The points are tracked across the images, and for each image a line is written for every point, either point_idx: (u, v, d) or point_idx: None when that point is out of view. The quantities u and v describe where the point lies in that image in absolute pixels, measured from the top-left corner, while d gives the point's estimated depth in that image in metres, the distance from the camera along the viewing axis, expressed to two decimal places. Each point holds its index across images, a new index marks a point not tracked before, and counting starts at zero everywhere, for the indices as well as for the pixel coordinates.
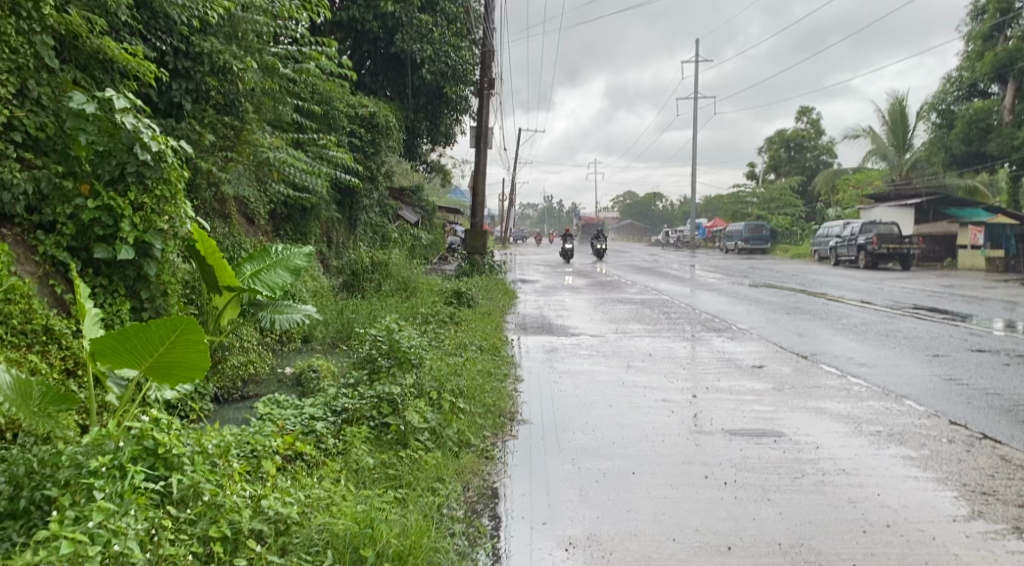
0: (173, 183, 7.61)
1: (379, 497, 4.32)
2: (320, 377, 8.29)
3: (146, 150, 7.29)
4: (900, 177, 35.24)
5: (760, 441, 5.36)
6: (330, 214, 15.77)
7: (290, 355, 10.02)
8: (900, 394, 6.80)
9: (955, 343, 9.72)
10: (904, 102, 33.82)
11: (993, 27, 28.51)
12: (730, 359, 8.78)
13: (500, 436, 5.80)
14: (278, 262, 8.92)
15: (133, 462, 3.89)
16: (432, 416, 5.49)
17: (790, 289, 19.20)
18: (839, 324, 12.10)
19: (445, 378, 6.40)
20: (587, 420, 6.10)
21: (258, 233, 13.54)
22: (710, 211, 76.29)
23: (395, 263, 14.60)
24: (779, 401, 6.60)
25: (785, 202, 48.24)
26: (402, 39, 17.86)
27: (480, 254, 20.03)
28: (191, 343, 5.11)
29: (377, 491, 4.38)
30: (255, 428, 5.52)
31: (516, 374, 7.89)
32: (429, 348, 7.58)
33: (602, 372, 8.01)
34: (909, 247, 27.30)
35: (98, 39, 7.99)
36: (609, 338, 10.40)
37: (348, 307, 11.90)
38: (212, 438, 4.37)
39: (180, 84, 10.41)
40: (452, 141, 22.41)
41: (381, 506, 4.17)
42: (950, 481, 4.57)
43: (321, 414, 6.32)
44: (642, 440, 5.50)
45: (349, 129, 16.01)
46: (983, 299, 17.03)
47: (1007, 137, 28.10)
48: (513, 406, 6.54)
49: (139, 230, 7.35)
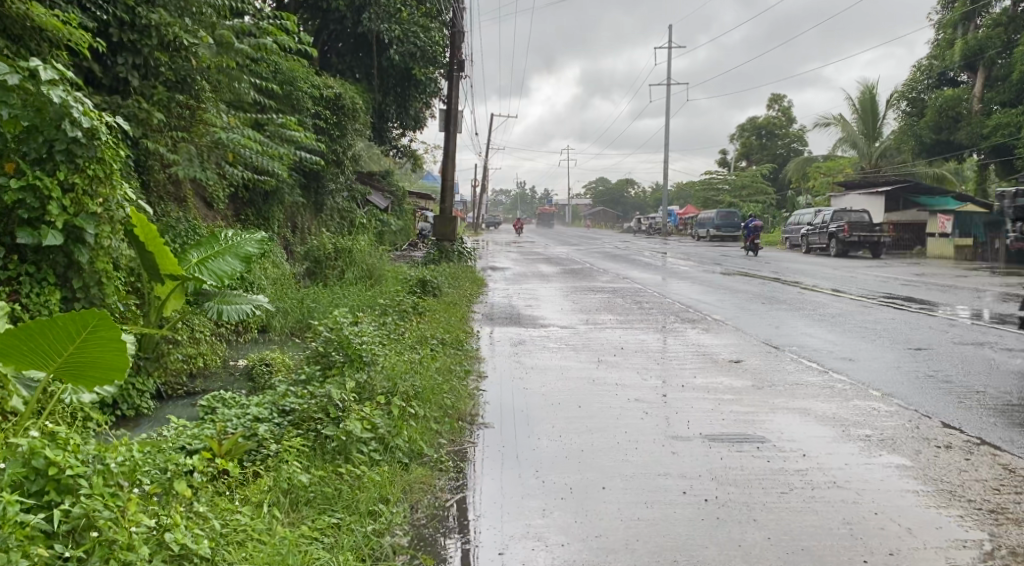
0: (108, 163, 7.03)
1: (305, 529, 3.83)
2: (271, 373, 7.81)
3: (77, 126, 6.70)
4: (870, 165, 35.15)
5: (741, 448, 4.91)
6: (293, 199, 15.14)
7: (244, 346, 9.48)
8: (887, 393, 6.35)
9: (938, 335, 9.30)
10: (874, 91, 33.53)
11: (964, 15, 28.42)
12: (706, 353, 8.34)
13: (457, 443, 5.32)
14: (226, 249, 8.40)
15: (20, 487, 3.41)
16: (381, 422, 4.98)
17: (762, 278, 18.82)
18: (815, 314, 11.71)
19: (401, 377, 5.88)
20: (556, 423, 5.62)
21: (217, 217, 13.00)
22: (683, 199, 75.97)
23: (359, 250, 13.98)
24: (759, 400, 6.14)
25: (757, 190, 47.98)
26: (369, 18, 17.28)
27: (450, 241, 19.52)
28: (107, 340, 4.54)
29: (304, 524, 3.89)
30: (183, 440, 5.03)
31: (479, 370, 7.39)
32: (386, 344, 7.13)
33: (573, 368, 7.53)
34: (880, 235, 27.20)
35: (24, 5, 7.43)
36: (580, 329, 9.94)
37: (307, 295, 11.29)
38: (120, 452, 3.85)
39: (125, 57, 9.74)
40: (422, 125, 21.76)
41: (307, 546, 3.68)
42: (954, 498, 4.13)
43: (267, 414, 5.90)
44: (613, 447, 5.03)
45: (312, 111, 15.30)
46: (956, 288, 16.78)
47: (977, 126, 27.92)
48: (473, 408, 6.06)
49: (69, 213, 6.76)
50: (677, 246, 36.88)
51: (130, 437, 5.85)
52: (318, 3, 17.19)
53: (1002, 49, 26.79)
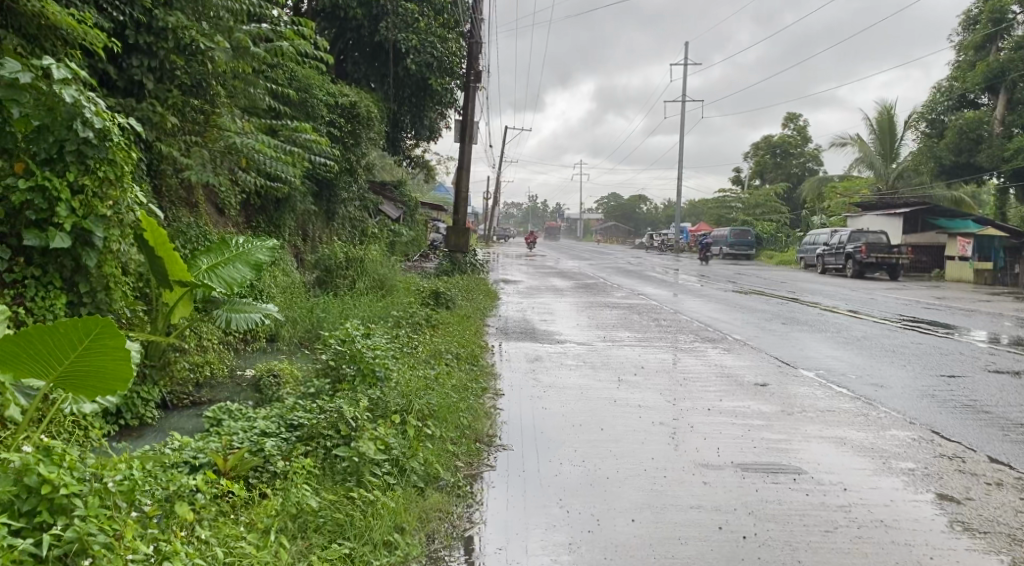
0: (120, 164, 6.83)
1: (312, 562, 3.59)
2: (279, 385, 7.58)
3: (89, 127, 6.52)
4: (887, 187, 34.50)
5: (776, 479, 4.65)
6: (306, 207, 14.97)
7: (253, 356, 9.24)
8: (925, 422, 6.05)
9: (968, 361, 8.97)
10: (892, 111, 33.20)
11: (986, 37, 28.13)
12: (730, 375, 8.05)
13: (475, 466, 5.06)
14: (237, 256, 8.18)
15: (10, 506, 3.18)
16: (395, 443, 4.72)
17: (779, 297, 18.52)
18: (837, 337, 11.42)
19: (415, 393, 5.61)
20: (577, 447, 5.36)
21: (228, 224, 12.82)
22: (694, 216, 75.71)
23: (371, 260, 13.75)
24: (790, 427, 5.86)
25: (771, 208, 47.61)
26: (386, 28, 17.14)
27: (463, 252, 19.27)
28: (110, 349, 4.30)
29: (311, 555, 3.65)
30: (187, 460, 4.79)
31: (495, 387, 7.11)
32: (399, 358, 6.92)
33: (592, 387, 7.25)
34: (898, 257, 26.80)
35: (38, 2, 7.28)
36: (597, 347, 9.67)
37: (318, 305, 11.06)
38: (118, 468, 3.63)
39: (141, 60, 9.56)
40: (437, 136, 21.55)
41: None
42: (1014, 542, 3.86)
43: (274, 429, 5.70)
44: (640, 475, 4.77)
45: (328, 119, 15.10)
46: (976, 312, 16.46)
47: (998, 148, 27.57)
48: (491, 429, 5.78)
49: (78, 215, 6.54)
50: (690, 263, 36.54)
51: (130, 450, 5.65)
52: (336, 11, 17.05)
53: None
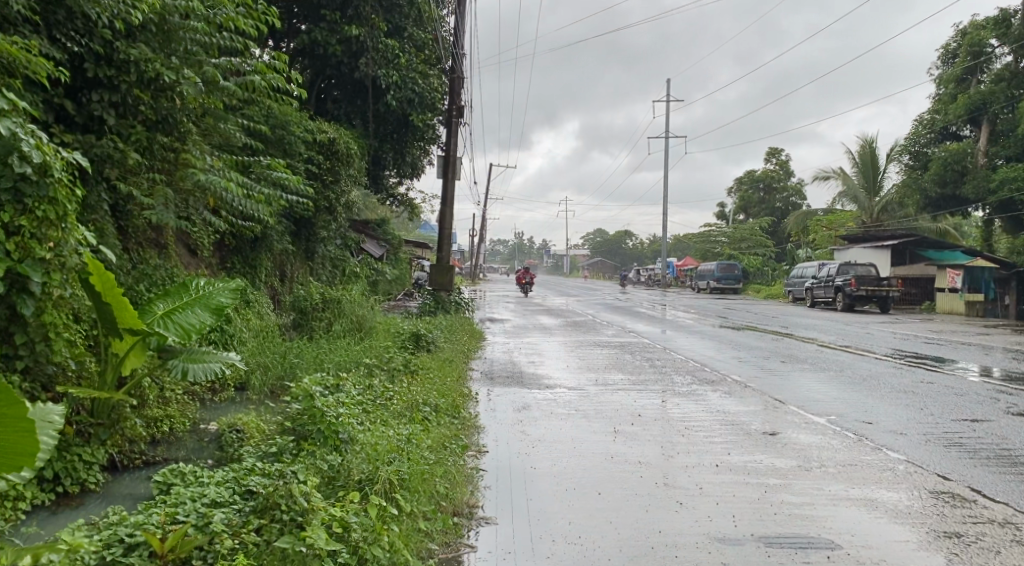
0: (64, 203, 6.11)
1: None
2: (241, 442, 6.83)
3: (27, 162, 5.85)
4: (872, 219, 34.20)
5: (808, 560, 4.09)
6: (283, 246, 14.26)
7: (218, 407, 8.45)
8: (961, 478, 5.41)
9: (987, 403, 8.32)
10: (874, 145, 32.92)
11: (966, 70, 27.96)
12: (736, 423, 7.36)
13: (449, 549, 4.46)
14: (196, 300, 7.45)
15: None
16: (354, 524, 4.17)
17: (772, 333, 17.87)
18: (841, 376, 10.77)
19: (383, 458, 4.98)
20: (568, 519, 4.71)
21: (200, 265, 12.15)
22: (680, 250, 75.34)
23: (349, 300, 13.05)
24: (812, 485, 5.22)
25: (757, 242, 47.24)
26: (367, 63, 16.50)
27: (447, 291, 18.55)
28: (8, 420, 3.95)
29: None
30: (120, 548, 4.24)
31: (478, 444, 6.42)
32: (369, 414, 6.20)
33: (586, 440, 6.55)
34: (888, 289, 26.20)
35: None
36: (589, 392, 8.96)
37: (291, 350, 10.29)
38: None
39: (101, 94, 8.85)
40: (419, 173, 20.94)
41: None
42: None
43: (226, 497, 5.01)
44: (645, 557, 4.19)
45: (305, 157, 14.38)
46: (974, 346, 15.89)
47: (984, 180, 26.94)
48: (472, 497, 5.12)
49: (14, 258, 5.79)
50: (678, 298, 35.91)
51: (39, 537, 5.04)
52: (315, 48, 16.41)
53: (1006, 104, 26.24)
